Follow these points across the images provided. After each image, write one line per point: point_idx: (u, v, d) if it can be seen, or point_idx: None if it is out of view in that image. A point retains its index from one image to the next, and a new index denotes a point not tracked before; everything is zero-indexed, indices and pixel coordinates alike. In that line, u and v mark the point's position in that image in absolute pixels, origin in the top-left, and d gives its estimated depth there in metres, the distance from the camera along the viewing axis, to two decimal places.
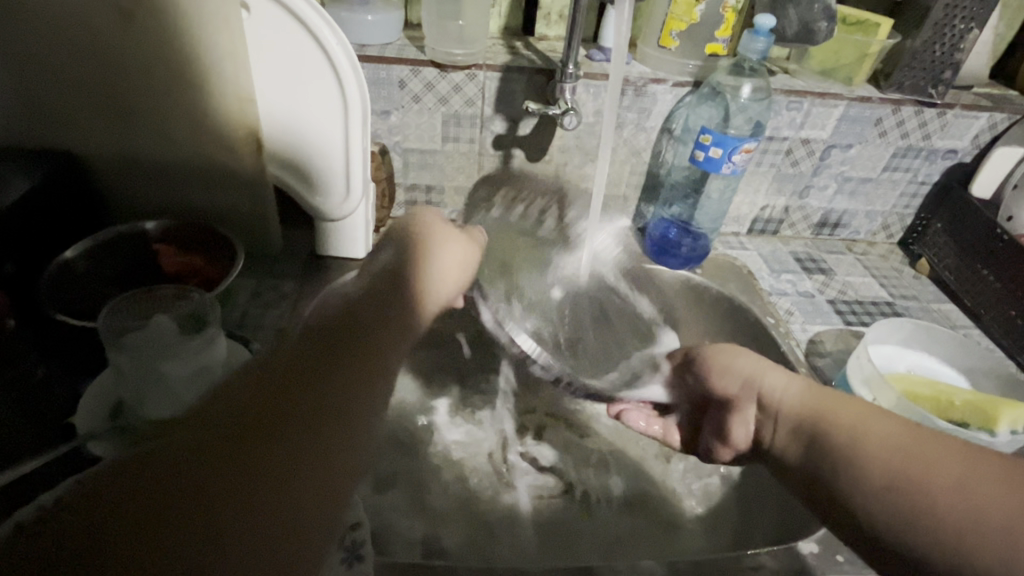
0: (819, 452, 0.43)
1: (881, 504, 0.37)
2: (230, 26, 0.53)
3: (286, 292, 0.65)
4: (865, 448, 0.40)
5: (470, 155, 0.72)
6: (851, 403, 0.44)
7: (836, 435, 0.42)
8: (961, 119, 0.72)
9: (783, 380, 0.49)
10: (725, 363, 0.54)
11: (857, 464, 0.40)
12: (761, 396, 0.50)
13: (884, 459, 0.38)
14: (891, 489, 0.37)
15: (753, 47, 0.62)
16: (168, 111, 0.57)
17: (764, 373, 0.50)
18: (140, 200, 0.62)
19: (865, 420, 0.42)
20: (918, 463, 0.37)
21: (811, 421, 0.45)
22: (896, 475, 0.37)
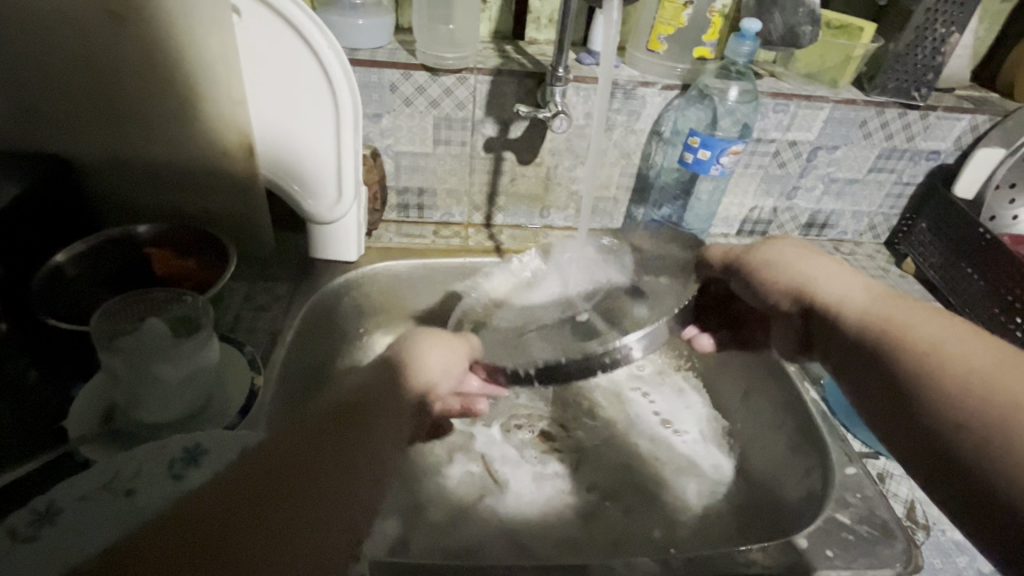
0: (877, 353, 0.46)
1: (948, 412, 0.39)
2: (221, 33, 0.53)
3: (278, 295, 0.65)
4: (948, 365, 0.41)
5: (461, 158, 0.73)
6: (937, 326, 0.44)
7: (917, 356, 0.43)
8: (944, 121, 0.74)
9: (838, 285, 0.52)
10: (773, 272, 0.57)
11: (925, 380, 0.41)
12: (808, 296, 0.54)
13: (951, 378, 0.40)
14: (982, 413, 0.37)
15: (739, 51, 0.64)
16: (157, 116, 0.57)
17: (812, 274, 0.54)
18: (132, 204, 0.62)
19: (952, 342, 0.42)
20: (1008, 393, 0.37)
21: (879, 335, 0.46)
22: (969, 393, 0.38)
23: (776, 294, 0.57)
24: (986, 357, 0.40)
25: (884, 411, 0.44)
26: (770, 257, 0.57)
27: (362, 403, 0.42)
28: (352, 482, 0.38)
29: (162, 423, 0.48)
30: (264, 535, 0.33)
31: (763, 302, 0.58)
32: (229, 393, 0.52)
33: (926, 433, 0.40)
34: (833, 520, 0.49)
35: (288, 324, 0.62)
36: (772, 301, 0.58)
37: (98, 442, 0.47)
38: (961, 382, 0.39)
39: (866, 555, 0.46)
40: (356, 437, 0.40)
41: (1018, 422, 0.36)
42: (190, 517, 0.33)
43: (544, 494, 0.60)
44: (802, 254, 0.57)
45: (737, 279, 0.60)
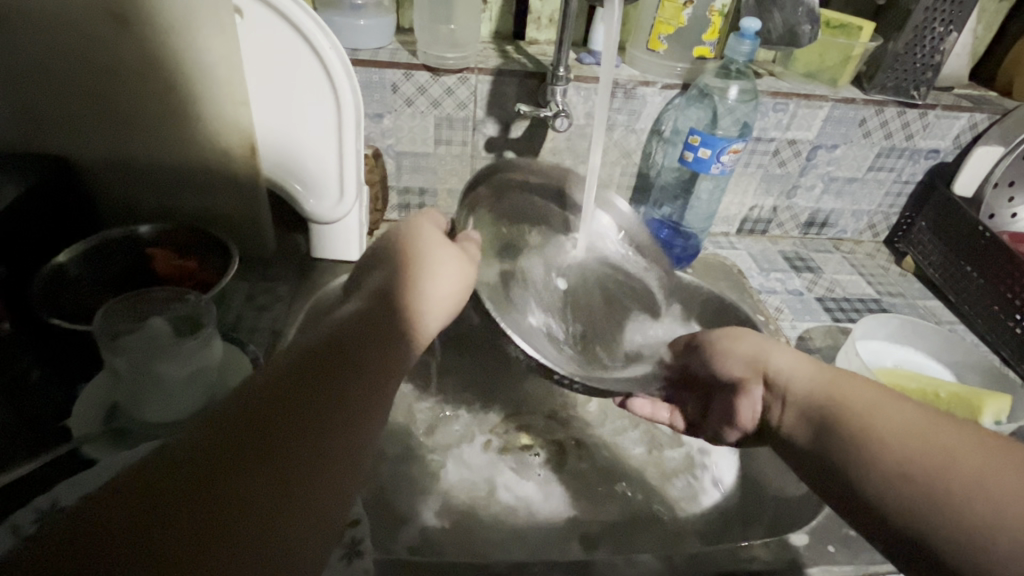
0: (828, 429, 0.42)
1: (909, 499, 0.35)
2: (223, 34, 0.53)
3: (280, 295, 0.66)
4: (883, 448, 0.38)
5: (462, 158, 0.73)
6: (875, 395, 0.41)
7: (853, 425, 0.40)
8: (943, 119, 0.74)
9: (788, 359, 0.48)
10: (728, 349, 0.53)
11: (862, 454, 0.39)
12: (767, 375, 0.49)
13: (895, 449, 0.37)
14: (923, 491, 0.35)
15: (739, 50, 0.64)
16: (159, 115, 0.57)
17: (768, 352, 0.50)
18: (134, 204, 0.62)
19: (880, 411, 0.40)
20: (954, 478, 0.34)
21: (822, 403, 0.43)
22: (911, 471, 0.36)
23: (726, 371, 0.53)
24: (922, 432, 0.37)
25: (838, 491, 0.40)
26: (714, 342, 0.54)
27: (351, 340, 0.34)
28: (340, 454, 0.30)
29: (164, 422, 0.49)
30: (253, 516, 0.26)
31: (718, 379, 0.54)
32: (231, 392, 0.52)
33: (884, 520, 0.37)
34: (835, 517, 0.49)
35: (291, 323, 0.62)
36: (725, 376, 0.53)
37: (101, 441, 0.47)
38: (903, 456, 0.37)
39: (868, 550, 0.47)
40: (347, 378, 0.32)
41: (977, 510, 0.33)
42: (139, 487, 0.25)
43: (547, 492, 0.60)
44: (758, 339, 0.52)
45: (697, 357, 0.55)
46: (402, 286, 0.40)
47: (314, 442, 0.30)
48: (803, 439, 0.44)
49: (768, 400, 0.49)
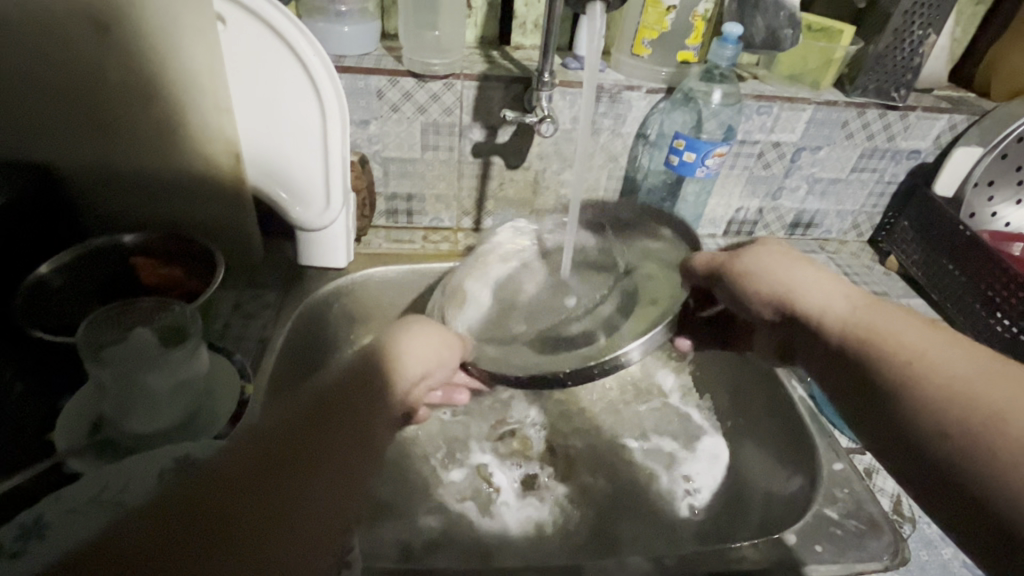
0: (863, 360, 0.45)
1: (931, 424, 0.38)
2: (206, 41, 0.53)
3: (267, 303, 0.65)
4: (921, 377, 0.40)
5: (449, 163, 0.73)
6: (913, 333, 0.43)
7: (897, 361, 0.42)
8: (923, 120, 0.75)
9: (819, 290, 0.50)
10: (755, 280, 0.54)
11: (905, 388, 0.41)
12: (788, 307, 0.51)
13: (938, 383, 0.39)
14: (963, 421, 0.37)
15: (722, 54, 0.65)
16: (142, 125, 0.57)
17: (798, 284, 0.51)
18: (118, 212, 0.62)
19: (928, 350, 0.42)
20: (986, 411, 0.36)
21: (859, 338, 0.45)
22: (948, 404, 0.38)
23: (754, 299, 0.54)
24: (966, 369, 0.39)
25: (873, 415, 0.43)
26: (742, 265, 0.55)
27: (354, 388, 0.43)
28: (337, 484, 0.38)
29: (149, 434, 0.48)
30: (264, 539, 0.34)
31: (744, 307, 0.56)
32: (218, 402, 0.51)
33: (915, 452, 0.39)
34: (823, 516, 0.50)
35: (279, 331, 0.62)
36: (750, 305, 0.55)
37: (86, 454, 0.46)
38: (944, 389, 0.39)
39: (854, 549, 0.47)
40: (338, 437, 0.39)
41: (1006, 438, 0.35)
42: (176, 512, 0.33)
43: (538, 497, 0.60)
44: (782, 258, 0.53)
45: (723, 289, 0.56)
46: (383, 365, 0.47)
47: (299, 488, 0.36)
48: (830, 371, 0.48)
49: (786, 332, 0.53)
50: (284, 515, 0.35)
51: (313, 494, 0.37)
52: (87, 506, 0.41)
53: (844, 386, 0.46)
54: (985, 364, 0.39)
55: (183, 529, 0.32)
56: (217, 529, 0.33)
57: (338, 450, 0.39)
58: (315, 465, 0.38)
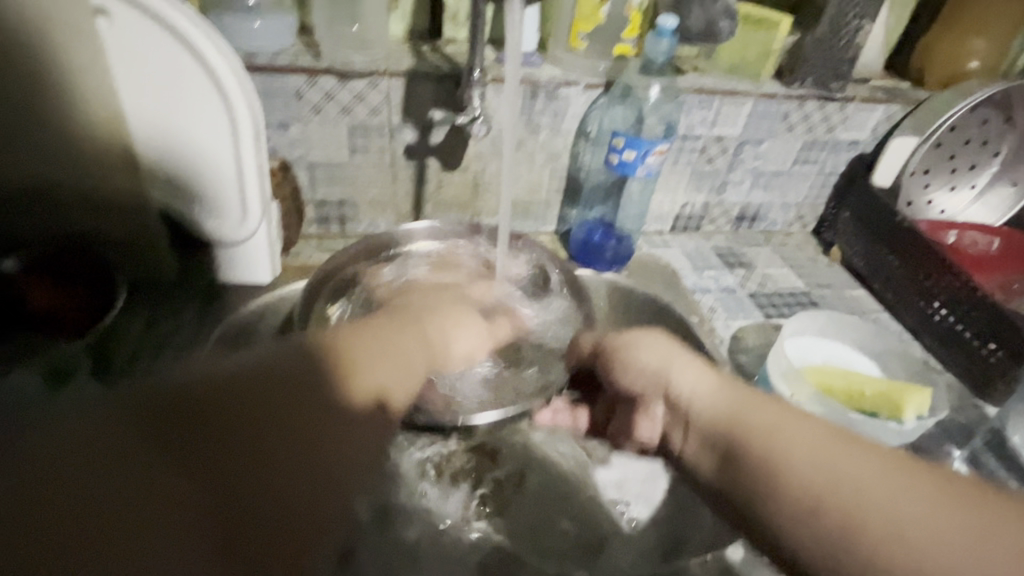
0: (735, 461, 0.39)
1: (824, 560, 0.33)
2: (86, 45, 0.48)
3: (181, 326, 0.60)
4: (786, 483, 0.36)
5: (381, 166, 0.68)
6: (769, 412, 0.39)
7: (757, 455, 0.38)
8: (860, 112, 0.75)
9: (687, 376, 0.46)
10: (628, 363, 0.51)
11: (777, 488, 0.36)
12: (666, 394, 0.47)
13: (803, 479, 0.35)
14: (829, 525, 0.33)
15: (657, 49, 0.62)
16: (23, 133, 0.51)
17: (670, 365, 0.47)
18: (2, 233, 0.55)
19: (780, 437, 0.37)
20: (862, 529, 0.32)
21: (724, 432, 0.41)
22: (828, 513, 0.33)
23: (627, 381, 0.51)
24: (826, 462, 0.35)
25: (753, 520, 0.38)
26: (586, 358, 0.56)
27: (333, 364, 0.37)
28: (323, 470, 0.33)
29: None
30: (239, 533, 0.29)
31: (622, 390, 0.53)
32: None
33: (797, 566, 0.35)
34: None
35: (193, 359, 0.56)
36: (634, 386, 0.51)
37: None
38: (811, 489, 0.34)
39: None
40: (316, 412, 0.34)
41: (895, 555, 0.31)
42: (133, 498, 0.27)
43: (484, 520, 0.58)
44: (666, 348, 0.49)
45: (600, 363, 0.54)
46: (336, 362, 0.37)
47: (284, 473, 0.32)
48: (708, 467, 0.42)
49: (669, 422, 0.47)
50: (217, 496, 0.29)
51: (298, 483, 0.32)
52: None
53: (723, 484, 0.40)
54: (841, 445, 0.35)
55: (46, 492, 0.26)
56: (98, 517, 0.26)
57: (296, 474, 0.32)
58: (283, 460, 0.32)
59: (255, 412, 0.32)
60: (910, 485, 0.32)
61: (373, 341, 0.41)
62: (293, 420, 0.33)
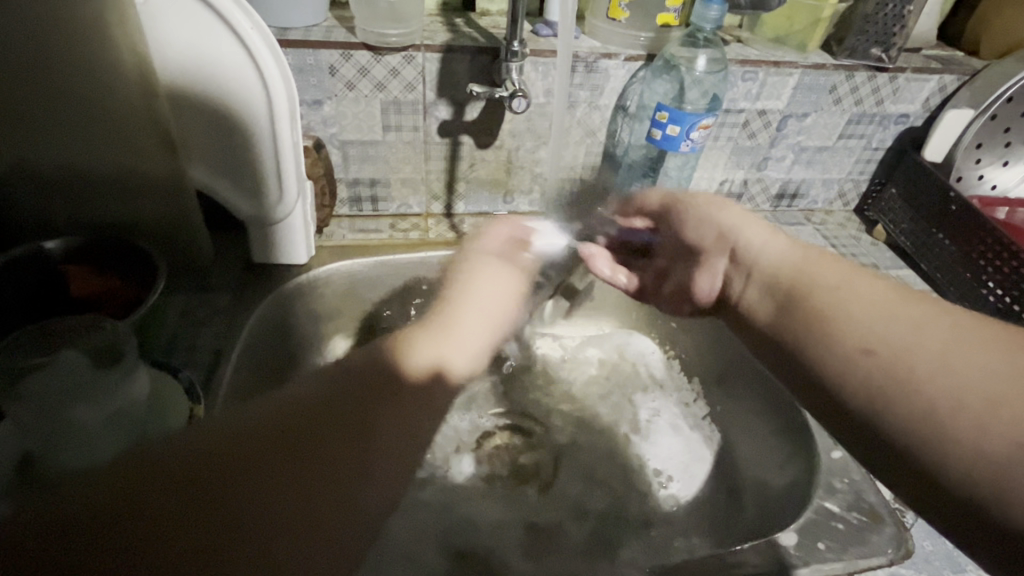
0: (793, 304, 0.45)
1: (860, 391, 0.38)
2: (126, 25, 0.47)
3: (219, 307, 0.59)
4: (842, 330, 0.40)
5: (414, 144, 0.67)
6: (835, 274, 0.44)
7: (819, 304, 0.42)
8: (912, 82, 0.71)
9: (761, 237, 0.50)
10: (700, 223, 0.54)
11: (832, 333, 0.40)
12: (733, 249, 0.51)
13: (862, 329, 0.39)
14: (876, 365, 0.37)
15: (707, 15, 0.60)
16: (60, 114, 0.50)
17: (742, 227, 0.51)
18: (41, 216, 0.55)
19: (847, 295, 0.42)
20: (907, 368, 0.36)
21: (789, 280, 0.46)
22: (881, 358, 0.37)
23: (695, 237, 0.54)
24: (887, 322, 0.39)
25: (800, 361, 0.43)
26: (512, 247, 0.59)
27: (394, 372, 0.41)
28: (380, 461, 0.37)
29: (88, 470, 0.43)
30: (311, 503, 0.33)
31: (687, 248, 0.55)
32: (166, 423, 0.46)
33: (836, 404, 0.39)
34: (823, 510, 0.48)
35: (234, 341, 0.56)
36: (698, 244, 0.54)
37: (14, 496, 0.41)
38: (870, 333, 0.39)
39: (857, 544, 0.46)
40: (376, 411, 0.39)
41: (927, 389, 0.35)
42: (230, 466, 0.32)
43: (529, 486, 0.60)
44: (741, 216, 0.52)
45: (671, 224, 0.57)
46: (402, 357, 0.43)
47: (348, 458, 0.36)
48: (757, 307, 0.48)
49: (729, 271, 0.51)
50: (294, 472, 0.33)
51: (361, 470, 0.36)
52: None
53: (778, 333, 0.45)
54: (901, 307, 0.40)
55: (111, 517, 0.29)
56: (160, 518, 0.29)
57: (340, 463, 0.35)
58: (348, 449, 0.36)
59: (328, 408, 0.37)
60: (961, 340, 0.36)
61: (436, 330, 0.46)
62: (371, 411, 0.38)
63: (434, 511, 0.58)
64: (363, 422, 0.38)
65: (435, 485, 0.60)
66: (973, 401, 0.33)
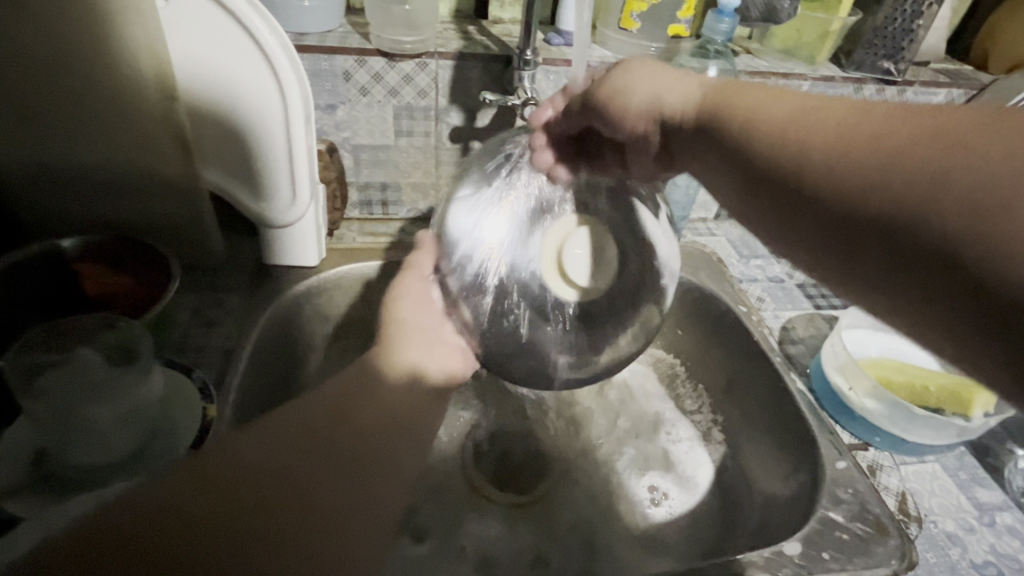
0: (733, 147, 0.35)
1: (834, 206, 0.28)
2: (150, 33, 0.48)
3: (232, 308, 0.60)
4: (811, 161, 0.30)
5: (426, 150, 0.68)
6: (760, 95, 0.36)
7: (758, 133, 0.33)
8: (921, 96, 0.72)
9: (671, 77, 0.42)
10: (623, 98, 0.43)
11: (812, 170, 0.30)
12: (662, 116, 0.41)
13: (804, 142, 0.31)
14: (831, 175, 0.29)
15: (717, 28, 0.61)
16: (80, 117, 0.51)
17: (662, 83, 0.41)
18: (60, 215, 0.56)
19: (772, 108, 0.34)
20: (849, 173, 0.28)
21: (711, 114, 0.37)
22: (833, 161, 0.29)
23: (627, 118, 0.43)
24: (822, 118, 0.31)
25: (769, 210, 0.33)
26: (415, 255, 0.53)
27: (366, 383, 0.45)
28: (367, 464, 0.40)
29: (99, 467, 0.44)
30: (302, 503, 0.35)
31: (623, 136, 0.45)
32: (178, 423, 0.47)
33: (828, 241, 0.29)
34: (827, 520, 0.48)
35: (245, 341, 0.57)
36: (628, 132, 0.44)
37: (29, 493, 0.42)
38: (813, 143, 0.30)
39: (861, 555, 0.46)
40: (357, 419, 0.41)
41: (878, 184, 0.27)
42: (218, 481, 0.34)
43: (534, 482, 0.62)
44: (656, 74, 0.42)
45: (596, 117, 0.46)
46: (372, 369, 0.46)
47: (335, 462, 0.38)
48: (713, 174, 0.37)
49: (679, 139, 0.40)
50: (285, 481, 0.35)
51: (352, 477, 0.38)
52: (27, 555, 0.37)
53: (739, 197, 0.35)
54: (841, 108, 0.31)
55: (140, 534, 0.31)
56: (191, 530, 0.32)
57: (337, 467, 0.38)
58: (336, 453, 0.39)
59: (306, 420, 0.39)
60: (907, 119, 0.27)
61: (405, 337, 0.50)
62: (354, 419, 0.41)
63: (440, 512, 0.59)
64: (346, 430, 0.40)
65: (441, 487, 0.61)
66: (936, 174, 0.25)
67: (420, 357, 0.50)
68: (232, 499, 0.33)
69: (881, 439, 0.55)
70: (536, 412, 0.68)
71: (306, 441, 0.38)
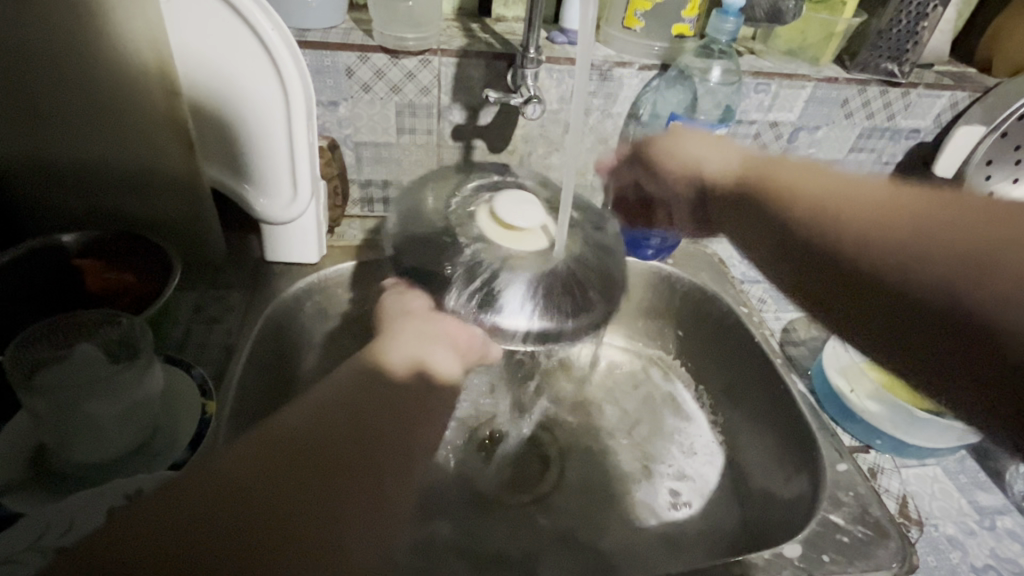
0: (888, 285, 0.50)
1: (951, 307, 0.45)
2: (151, 27, 0.47)
3: (232, 304, 0.60)
4: (910, 270, 0.49)
5: (427, 148, 0.68)
6: (872, 217, 0.53)
7: (893, 267, 0.50)
8: (924, 98, 0.72)
9: (798, 173, 0.61)
10: (699, 164, 0.65)
11: (920, 280, 0.48)
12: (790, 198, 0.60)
13: (914, 251, 0.49)
14: (941, 277, 0.47)
15: (723, 28, 0.61)
16: (80, 111, 0.50)
17: (802, 179, 0.60)
18: (60, 210, 0.56)
19: (927, 245, 0.49)
20: (973, 290, 0.45)
21: (839, 239, 0.55)
22: (959, 269, 0.46)
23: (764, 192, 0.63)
24: (923, 237, 0.50)
25: (878, 320, 0.49)
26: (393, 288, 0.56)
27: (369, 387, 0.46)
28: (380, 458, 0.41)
29: (100, 462, 0.44)
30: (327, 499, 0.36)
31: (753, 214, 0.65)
32: (177, 420, 0.47)
33: (910, 347, 0.46)
34: (828, 522, 0.48)
35: (245, 338, 0.56)
36: (699, 191, 0.67)
37: (27, 488, 0.41)
38: (938, 256, 0.48)
39: (863, 558, 0.46)
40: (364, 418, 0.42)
41: (1002, 298, 0.43)
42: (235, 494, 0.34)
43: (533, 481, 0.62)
44: (702, 144, 0.64)
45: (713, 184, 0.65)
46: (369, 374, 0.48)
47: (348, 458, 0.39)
48: (829, 281, 0.55)
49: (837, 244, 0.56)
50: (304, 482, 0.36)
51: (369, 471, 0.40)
52: (24, 553, 0.37)
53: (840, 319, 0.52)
54: (929, 226, 0.50)
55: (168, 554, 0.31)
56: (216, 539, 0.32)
57: (349, 461, 0.39)
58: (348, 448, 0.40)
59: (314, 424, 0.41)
60: (978, 236, 0.47)
61: (401, 339, 0.51)
62: (361, 418, 0.42)
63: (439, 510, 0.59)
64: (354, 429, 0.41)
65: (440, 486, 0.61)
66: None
67: (424, 353, 0.50)
68: (253, 507, 0.34)
69: (883, 442, 0.55)
70: (537, 412, 0.68)
71: (317, 446, 0.39)
